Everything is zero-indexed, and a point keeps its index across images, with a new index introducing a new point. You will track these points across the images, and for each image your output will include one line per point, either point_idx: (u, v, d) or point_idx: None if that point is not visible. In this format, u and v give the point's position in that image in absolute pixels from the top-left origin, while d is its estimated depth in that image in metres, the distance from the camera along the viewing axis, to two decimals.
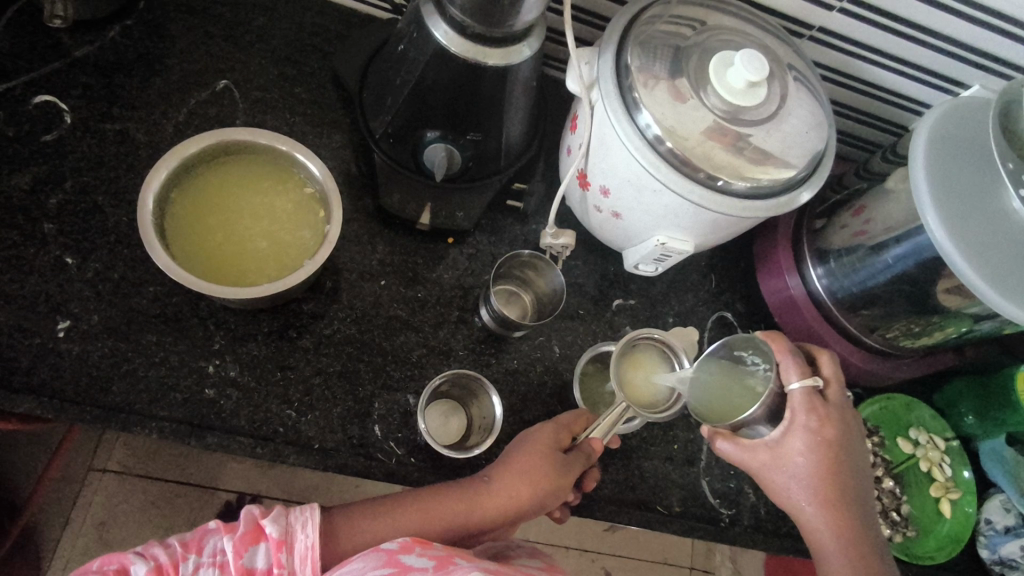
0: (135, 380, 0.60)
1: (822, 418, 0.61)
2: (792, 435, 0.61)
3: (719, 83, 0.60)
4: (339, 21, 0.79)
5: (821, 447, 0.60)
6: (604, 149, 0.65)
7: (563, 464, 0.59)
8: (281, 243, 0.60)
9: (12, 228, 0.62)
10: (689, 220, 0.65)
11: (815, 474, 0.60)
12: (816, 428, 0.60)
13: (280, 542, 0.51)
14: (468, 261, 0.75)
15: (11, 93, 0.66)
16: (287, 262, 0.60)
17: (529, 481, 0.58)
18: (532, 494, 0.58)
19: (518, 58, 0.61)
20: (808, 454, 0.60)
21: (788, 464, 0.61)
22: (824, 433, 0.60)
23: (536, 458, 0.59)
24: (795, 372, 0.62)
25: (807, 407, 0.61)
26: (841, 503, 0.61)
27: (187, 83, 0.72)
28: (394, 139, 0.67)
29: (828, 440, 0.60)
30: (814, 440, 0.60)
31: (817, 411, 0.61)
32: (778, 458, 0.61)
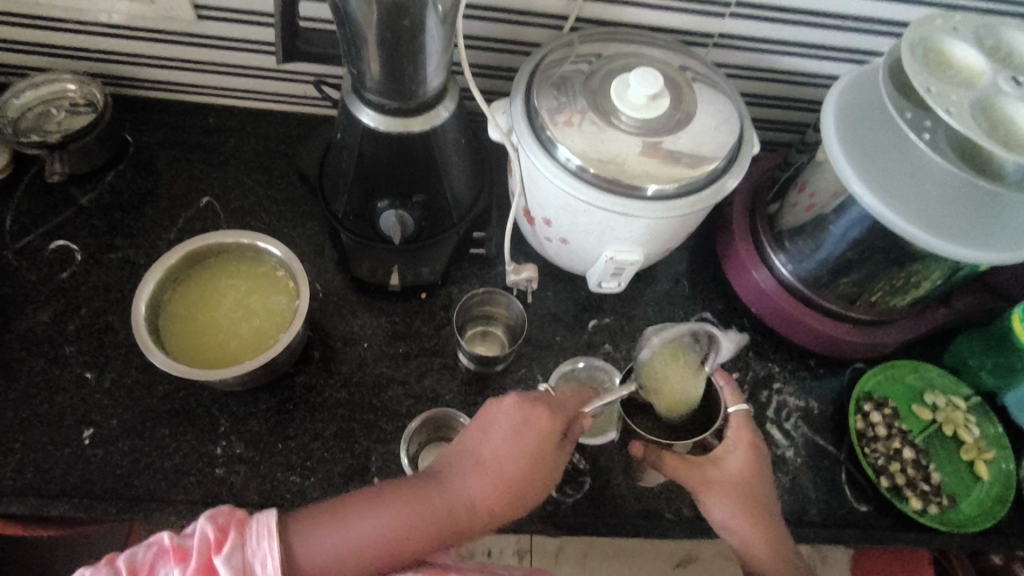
0: (153, 471, 0.67)
1: (755, 443, 0.64)
2: (732, 455, 0.64)
3: (623, 104, 0.67)
4: (298, 127, 0.90)
5: (755, 467, 0.64)
6: (535, 185, 0.70)
7: (554, 462, 0.56)
8: (258, 322, 0.68)
9: (39, 357, 0.71)
10: (628, 231, 0.69)
11: (751, 493, 0.63)
12: (753, 447, 0.64)
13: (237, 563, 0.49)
14: (443, 312, 0.80)
15: (31, 245, 0.77)
16: (267, 337, 0.67)
17: (525, 466, 0.54)
18: (525, 484, 0.54)
19: (439, 120, 0.69)
20: (744, 470, 0.63)
21: (726, 484, 0.63)
22: (755, 451, 0.64)
23: (528, 455, 0.54)
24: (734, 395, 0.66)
25: (744, 429, 0.65)
26: (768, 523, 0.62)
27: (175, 205, 0.82)
28: (354, 216, 0.76)
29: (755, 461, 0.64)
30: (751, 463, 0.64)
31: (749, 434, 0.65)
32: (721, 478, 0.63)
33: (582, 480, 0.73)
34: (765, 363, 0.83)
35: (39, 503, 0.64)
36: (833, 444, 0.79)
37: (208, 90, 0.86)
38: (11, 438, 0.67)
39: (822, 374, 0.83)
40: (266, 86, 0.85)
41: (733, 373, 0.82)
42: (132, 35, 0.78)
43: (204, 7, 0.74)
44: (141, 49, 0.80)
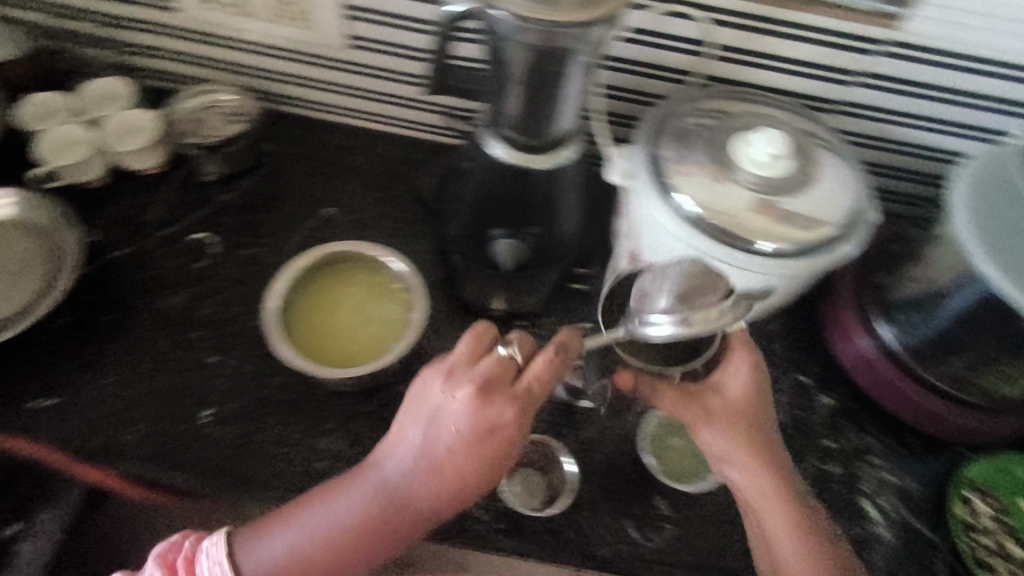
0: (261, 455, 0.71)
1: (748, 355, 0.74)
2: (737, 370, 0.74)
3: (747, 161, 0.68)
4: (420, 149, 0.94)
5: (756, 391, 0.73)
6: (649, 230, 0.72)
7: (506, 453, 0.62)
8: (372, 329, 0.72)
9: (171, 336, 0.77)
10: (736, 284, 0.71)
11: (750, 416, 0.72)
12: (755, 373, 0.74)
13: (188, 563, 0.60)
14: (539, 341, 0.83)
15: (175, 234, 0.85)
16: (379, 345, 0.71)
17: (475, 445, 0.61)
18: (466, 484, 0.62)
19: (563, 160, 0.72)
20: (743, 396, 0.73)
21: (726, 398, 0.73)
22: (757, 372, 0.74)
23: (468, 451, 0.61)
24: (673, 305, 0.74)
25: (744, 347, 0.74)
26: (776, 470, 0.69)
27: (304, 212, 0.89)
28: (467, 239, 0.80)
29: (749, 372, 0.73)
30: (749, 373, 0.73)
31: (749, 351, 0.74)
32: (727, 416, 0.72)
33: (664, 526, 0.73)
34: (860, 434, 0.81)
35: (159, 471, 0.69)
36: (928, 528, 0.76)
37: (343, 111, 0.93)
38: (139, 408, 0.72)
39: (921, 455, 0.80)
40: (397, 112, 0.92)
41: (826, 440, 0.81)
42: (290, 57, 0.86)
43: (358, 38, 0.82)
44: (294, 70, 0.88)
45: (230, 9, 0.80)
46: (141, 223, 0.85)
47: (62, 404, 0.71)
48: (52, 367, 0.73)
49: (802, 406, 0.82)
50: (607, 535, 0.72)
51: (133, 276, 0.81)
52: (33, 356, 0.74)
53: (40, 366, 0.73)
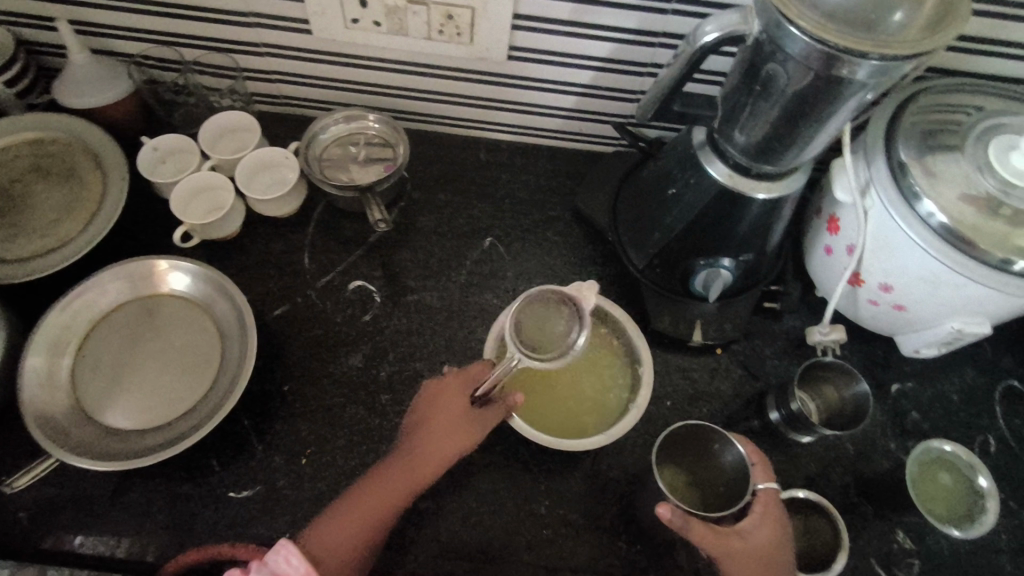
0: (486, 527, 0.67)
1: (775, 524, 0.60)
2: (757, 525, 0.60)
3: (1003, 168, 0.61)
4: (572, 162, 0.87)
5: (777, 540, 0.60)
6: (887, 248, 0.66)
7: (474, 415, 0.62)
8: (597, 382, 0.69)
9: (358, 403, 0.71)
10: (994, 306, 0.64)
11: (769, 568, 0.58)
12: (773, 526, 0.60)
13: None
14: (740, 369, 0.77)
15: (332, 284, 0.77)
16: (610, 397, 0.68)
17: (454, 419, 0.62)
18: (456, 439, 0.61)
19: (794, 186, 0.64)
20: (766, 543, 0.59)
21: (734, 537, 0.59)
22: (781, 531, 0.61)
23: (446, 414, 0.62)
24: (765, 474, 0.63)
25: (774, 507, 0.62)
26: None
27: (460, 245, 0.81)
28: (660, 267, 0.73)
29: (769, 534, 0.60)
30: (764, 529, 0.60)
31: (770, 512, 0.61)
32: (723, 541, 0.58)
33: (911, 562, 0.69)
34: None
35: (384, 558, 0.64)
36: None
37: (490, 126, 0.85)
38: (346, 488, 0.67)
39: None
40: (547, 123, 0.83)
41: None
42: (436, 73, 0.77)
43: (520, 49, 0.72)
44: (438, 87, 0.79)
45: (378, 27, 0.70)
46: (293, 275, 0.77)
47: (265, 491, 0.66)
48: (244, 451, 0.67)
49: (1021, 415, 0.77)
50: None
51: (300, 336, 0.74)
52: (220, 440, 0.67)
53: (231, 451, 0.67)
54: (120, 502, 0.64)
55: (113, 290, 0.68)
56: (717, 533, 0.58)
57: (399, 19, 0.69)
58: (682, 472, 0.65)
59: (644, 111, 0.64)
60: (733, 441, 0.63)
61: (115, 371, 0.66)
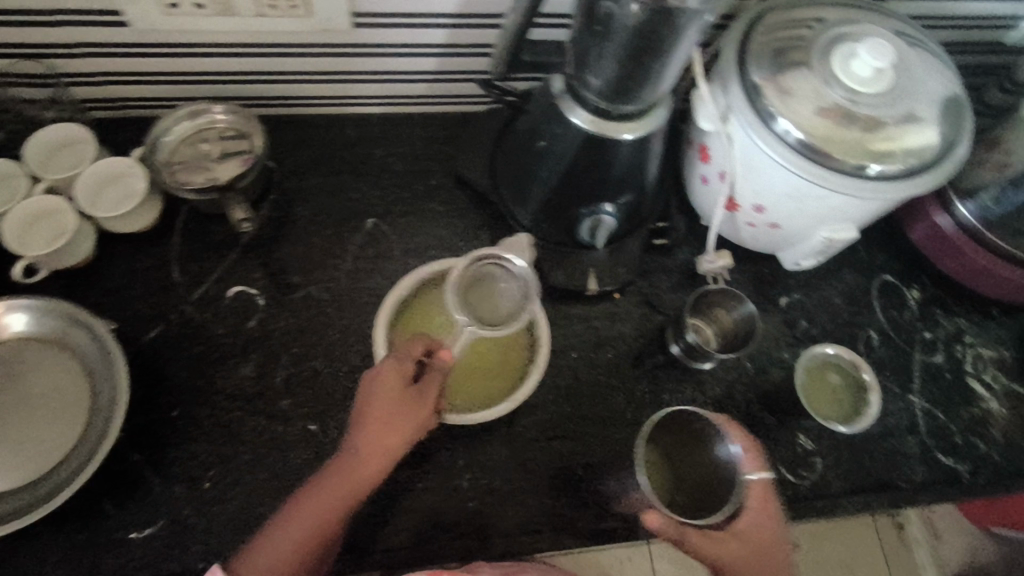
0: (410, 512, 0.66)
1: (768, 512, 0.61)
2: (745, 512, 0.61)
3: (847, 76, 0.63)
4: (446, 126, 0.85)
5: (773, 532, 0.61)
6: (753, 171, 0.67)
7: (417, 396, 0.60)
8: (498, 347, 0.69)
9: (257, 413, 0.68)
10: (855, 211, 0.67)
11: (767, 559, 0.60)
12: (767, 515, 0.61)
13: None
14: (639, 308, 0.79)
15: (209, 294, 0.72)
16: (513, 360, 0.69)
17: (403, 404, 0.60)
18: (393, 428, 0.59)
19: (656, 122, 0.64)
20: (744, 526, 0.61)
21: (725, 538, 0.60)
22: (775, 519, 0.62)
23: (388, 400, 0.59)
24: (757, 463, 0.62)
25: (767, 495, 0.62)
26: None
27: (342, 231, 0.78)
28: (546, 222, 0.73)
29: (763, 526, 0.61)
30: (755, 524, 0.61)
31: (763, 499, 0.62)
32: (710, 544, 0.60)
33: (814, 461, 0.73)
34: (953, 318, 0.83)
35: None
36: None
37: (353, 100, 0.81)
38: (258, 502, 0.64)
39: (1007, 322, 0.83)
40: (411, 90, 0.80)
41: (925, 333, 0.82)
42: (280, 52, 0.71)
43: (364, 15, 0.68)
44: (287, 66, 0.73)
45: (201, 10, 0.64)
46: (164, 292, 0.72)
47: (170, 525, 0.62)
48: (139, 487, 0.63)
49: (895, 305, 0.83)
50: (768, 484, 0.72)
51: (183, 355, 0.69)
52: (111, 481, 0.63)
53: (125, 490, 0.63)
54: (8, 567, 0.59)
55: None
56: (711, 537, 0.60)
57: None
58: (660, 458, 0.65)
59: (496, 68, 0.62)
60: (728, 437, 0.63)
61: None
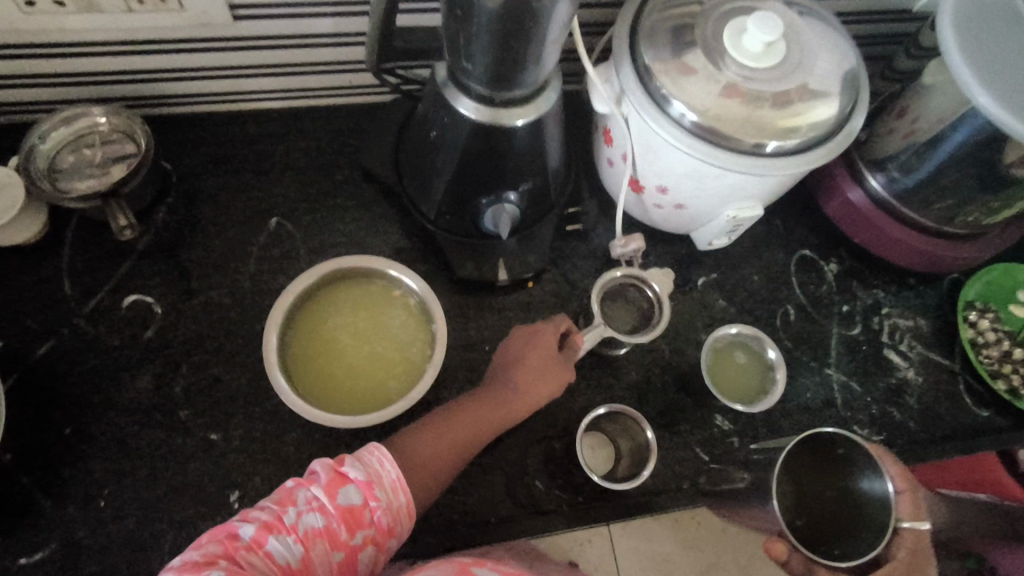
0: None
1: (921, 566, 0.58)
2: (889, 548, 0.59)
3: (737, 52, 0.62)
4: (350, 118, 0.82)
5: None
6: (651, 153, 0.66)
7: (561, 364, 0.65)
8: (395, 345, 0.67)
9: (154, 426, 0.65)
10: (756, 188, 0.66)
11: None
12: (916, 566, 0.57)
13: (232, 543, 0.45)
14: (554, 296, 0.78)
15: (101, 305, 0.70)
16: (410, 357, 0.66)
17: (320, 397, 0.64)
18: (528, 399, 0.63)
19: (546, 106, 0.62)
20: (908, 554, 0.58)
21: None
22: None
23: (540, 361, 0.65)
24: (913, 506, 0.59)
25: (921, 544, 0.59)
26: None
27: (243, 232, 0.75)
28: (450, 214, 0.71)
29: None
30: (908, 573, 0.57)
31: (911, 549, 0.58)
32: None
33: (731, 441, 0.73)
34: (870, 290, 0.83)
35: None
36: (945, 357, 0.81)
37: (249, 96, 0.78)
38: (156, 519, 0.62)
39: (924, 291, 0.83)
40: (309, 82, 0.77)
41: (842, 306, 0.82)
42: (159, 49, 0.68)
43: (242, 6, 0.65)
44: (170, 64, 0.70)
45: (62, 7, 0.61)
46: (53, 305, 0.69)
47: (63, 547, 0.60)
48: (30, 511, 0.61)
49: (813, 279, 0.83)
50: (685, 467, 0.72)
51: (75, 370, 0.67)
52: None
53: (14, 515, 0.61)
54: None
55: None
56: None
57: None
58: (792, 490, 0.62)
59: (371, 58, 0.58)
60: (883, 474, 0.59)
61: None
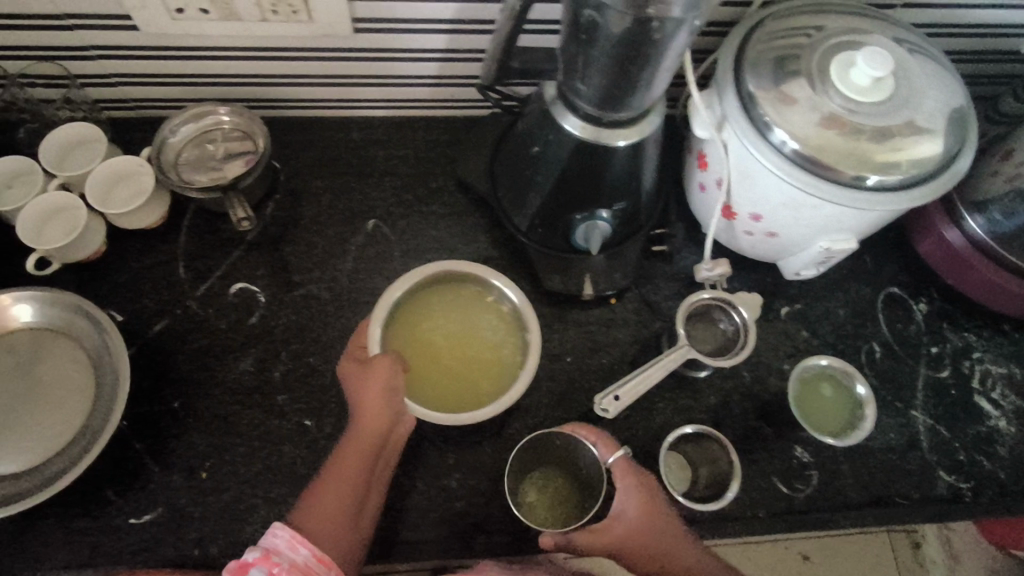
0: (399, 512, 0.68)
1: (626, 483, 0.63)
2: (624, 502, 0.62)
3: (844, 85, 0.62)
4: (447, 130, 0.85)
5: (658, 520, 0.62)
6: (749, 179, 0.66)
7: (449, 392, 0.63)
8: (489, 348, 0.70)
9: (255, 408, 0.70)
10: (853, 222, 0.66)
11: (655, 528, 0.62)
12: (632, 529, 0.61)
13: (267, 555, 0.52)
14: (636, 315, 0.79)
15: (213, 290, 0.75)
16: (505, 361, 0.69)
17: (384, 395, 0.61)
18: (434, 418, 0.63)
19: (649, 129, 0.63)
20: (643, 511, 0.62)
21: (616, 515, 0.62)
22: (650, 497, 0.63)
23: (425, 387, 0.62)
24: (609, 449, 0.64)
25: (634, 480, 0.63)
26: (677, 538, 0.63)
27: (344, 231, 0.79)
28: (542, 228, 0.73)
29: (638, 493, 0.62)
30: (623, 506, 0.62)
31: (629, 482, 0.63)
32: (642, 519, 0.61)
33: (809, 474, 0.72)
34: (963, 333, 0.80)
35: None
36: None
37: (356, 103, 0.82)
38: (251, 495, 0.66)
39: (1020, 338, 0.80)
40: (413, 93, 0.81)
41: (931, 347, 0.79)
42: (283, 55, 0.73)
43: (365, 20, 0.69)
44: (290, 70, 0.75)
45: (206, 14, 0.66)
46: (170, 288, 0.74)
47: (167, 512, 0.65)
48: (140, 476, 0.66)
49: (901, 318, 0.81)
50: (761, 497, 0.71)
51: (184, 349, 0.72)
52: (113, 470, 0.66)
53: (127, 478, 0.66)
54: (17, 547, 0.63)
55: None
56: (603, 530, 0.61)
57: (226, 3, 0.65)
58: (541, 479, 0.68)
59: (487, 76, 0.62)
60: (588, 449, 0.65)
61: None
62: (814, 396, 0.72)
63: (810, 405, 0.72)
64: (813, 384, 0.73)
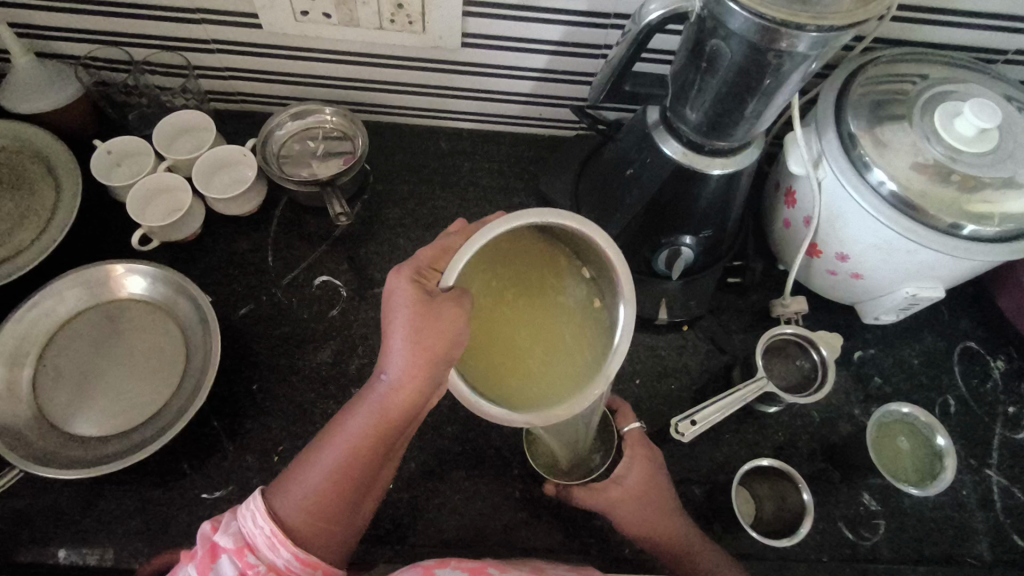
0: (461, 515, 0.67)
1: (633, 451, 0.63)
2: (628, 467, 0.62)
3: (948, 133, 0.62)
4: (530, 147, 0.88)
5: (653, 482, 0.62)
6: (842, 218, 0.67)
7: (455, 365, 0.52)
8: (569, 334, 0.59)
9: (329, 398, 0.71)
10: (947, 269, 0.65)
11: (654, 496, 0.62)
12: (630, 493, 0.61)
13: (241, 548, 0.50)
14: (706, 344, 0.79)
15: (298, 280, 0.77)
16: (588, 348, 0.58)
17: (430, 367, 0.51)
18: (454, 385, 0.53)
19: (747, 161, 0.64)
20: (643, 481, 0.62)
21: (615, 480, 0.62)
22: (651, 465, 0.63)
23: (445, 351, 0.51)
24: (625, 417, 0.66)
25: (639, 447, 0.64)
26: (672, 507, 0.62)
27: (424, 235, 0.81)
28: (624, 249, 0.72)
29: (639, 460, 0.63)
30: (624, 473, 0.62)
31: (635, 450, 0.63)
32: (635, 485, 0.62)
33: (876, 523, 0.71)
34: None
35: (362, 551, 0.65)
36: None
37: (449, 114, 0.85)
38: None
39: None
40: (505, 109, 0.84)
41: (1008, 407, 0.78)
42: (391, 63, 0.76)
43: (473, 35, 0.72)
44: (395, 76, 0.78)
45: (328, 18, 0.69)
46: (257, 274, 0.77)
47: (237, 491, 0.66)
48: (215, 452, 0.67)
49: (977, 372, 0.79)
50: (825, 539, 0.70)
51: (266, 334, 0.74)
52: (189, 444, 0.68)
53: (202, 453, 0.67)
54: (92, 510, 0.64)
55: (71, 297, 0.68)
56: (597, 488, 0.62)
57: (349, 9, 0.68)
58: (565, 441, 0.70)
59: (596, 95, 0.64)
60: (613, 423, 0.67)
61: (77, 380, 0.66)
62: (893, 448, 0.71)
63: (888, 455, 0.71)
64: (891, 434, 0.72)
